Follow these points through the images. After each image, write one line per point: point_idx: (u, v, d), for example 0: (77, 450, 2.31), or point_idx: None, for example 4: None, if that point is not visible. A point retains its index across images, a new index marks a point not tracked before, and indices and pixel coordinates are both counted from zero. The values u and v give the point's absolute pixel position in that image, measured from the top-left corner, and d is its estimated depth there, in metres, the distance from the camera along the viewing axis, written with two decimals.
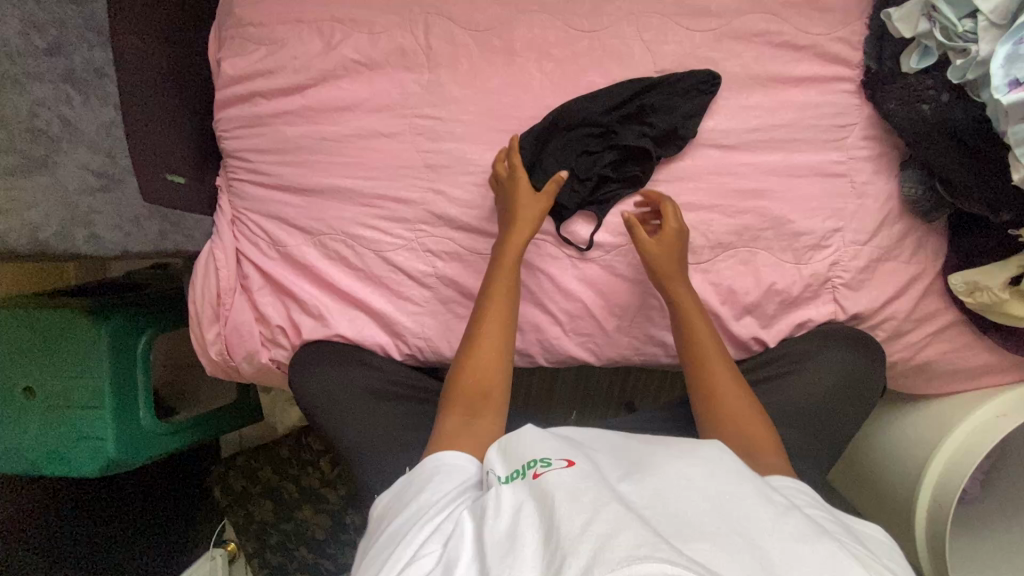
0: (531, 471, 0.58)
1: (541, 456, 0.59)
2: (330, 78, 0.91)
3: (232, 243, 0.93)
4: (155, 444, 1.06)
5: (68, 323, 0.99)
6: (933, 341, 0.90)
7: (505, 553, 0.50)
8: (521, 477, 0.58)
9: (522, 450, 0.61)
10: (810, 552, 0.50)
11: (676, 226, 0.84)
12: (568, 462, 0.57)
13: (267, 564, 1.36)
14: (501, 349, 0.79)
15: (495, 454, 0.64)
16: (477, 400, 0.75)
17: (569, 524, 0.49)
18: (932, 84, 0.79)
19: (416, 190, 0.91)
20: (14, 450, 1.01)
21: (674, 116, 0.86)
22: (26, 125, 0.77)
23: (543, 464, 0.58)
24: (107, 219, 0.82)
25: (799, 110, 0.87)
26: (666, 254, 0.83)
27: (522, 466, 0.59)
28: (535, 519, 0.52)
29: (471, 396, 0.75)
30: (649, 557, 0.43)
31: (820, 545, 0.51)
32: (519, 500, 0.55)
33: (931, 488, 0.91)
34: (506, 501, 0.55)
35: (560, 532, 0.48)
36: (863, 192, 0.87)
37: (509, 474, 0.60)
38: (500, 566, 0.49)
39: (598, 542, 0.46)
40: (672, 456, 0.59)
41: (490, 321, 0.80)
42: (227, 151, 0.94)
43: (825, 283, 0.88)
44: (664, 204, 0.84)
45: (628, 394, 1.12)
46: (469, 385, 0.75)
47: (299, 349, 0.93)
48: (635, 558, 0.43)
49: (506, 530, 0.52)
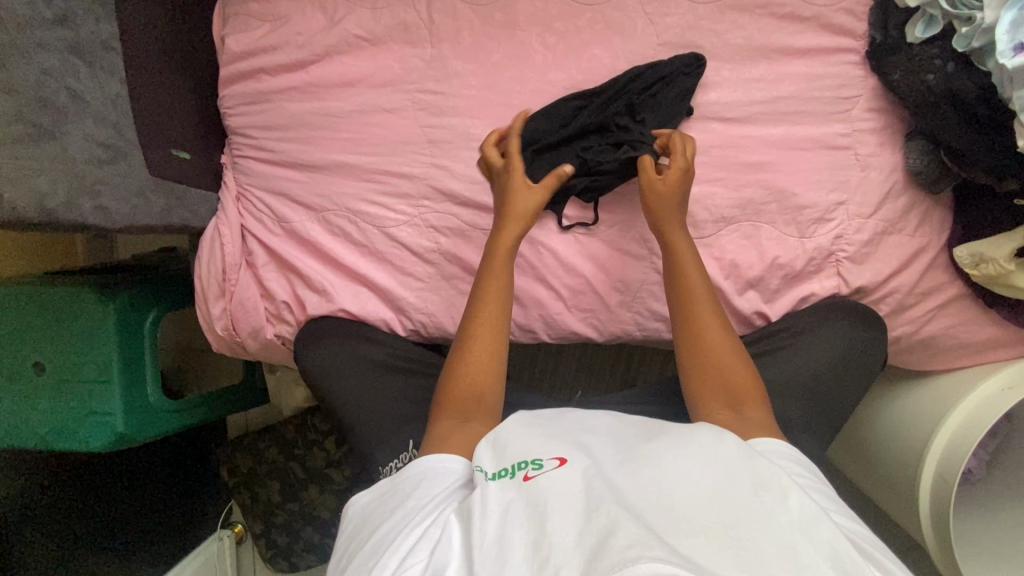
0: (520, 471, 0.60)
1: (531, 457, 0.60)
2: (332, 53, 0.92)
3: (237, 219, 0.94)
4: (162, 420, 1.07)
5: (76, 298, 1.00)
6: (937, 314, 0.90)
7: (496, 555, 0.52)
8: (510, 475, 0.60)
9: (510, 447, 0.63)
10: (802, 539, 0.52)
11: (682, 166, 0.80)
12: (559, 462, 0.59)
13: (273, 543, 1.38)
14: (491, 357, 0.76)
15: (484, 448, 0.65)
16: (471, 406, 0.73)
17: (560, 534, 0.51)
18: (937, 54, 0.79)
19: (419, 166, 0.91)
20: (24, 425, 1.02)
21: (660, 112, 0.86)
22: (35, 95, 0.76)
23: (533, 466, 0.59)
24: (113, 190, 0.82)
25: (802, 82, 0.87)
26: (665, 199, 0.81)
27: (511, 465, 0.61)
28: (524, 520, 0.54)
29: (465, 402, 0.73)
30: (640, 558, 0.45)
31: (812, 531, 0.53)
32: (507, 500, 0.57)
33: (934, 461, 0.91)
34: (494, 499, 0.57)
35: (553, 543, 0.51)
36: (867, 164, 0.86)
37: (496, 471, 0.61)
38: (490, 571, 0.51)
39: (587, 555, 0.48)
40: (667, 446, 0.60)
41: (484, 330, 0.78)
42: (231, 128, 0.95)
43: (828, 256, 0.88)
44: (676, 142, 0.81)
45: (634, 369, 1.11)
46: (462, 394, 0.74)
47: (304, 324, 0.94)
48: (627, 562, 0.46)
49: (496, 531, 0.54)
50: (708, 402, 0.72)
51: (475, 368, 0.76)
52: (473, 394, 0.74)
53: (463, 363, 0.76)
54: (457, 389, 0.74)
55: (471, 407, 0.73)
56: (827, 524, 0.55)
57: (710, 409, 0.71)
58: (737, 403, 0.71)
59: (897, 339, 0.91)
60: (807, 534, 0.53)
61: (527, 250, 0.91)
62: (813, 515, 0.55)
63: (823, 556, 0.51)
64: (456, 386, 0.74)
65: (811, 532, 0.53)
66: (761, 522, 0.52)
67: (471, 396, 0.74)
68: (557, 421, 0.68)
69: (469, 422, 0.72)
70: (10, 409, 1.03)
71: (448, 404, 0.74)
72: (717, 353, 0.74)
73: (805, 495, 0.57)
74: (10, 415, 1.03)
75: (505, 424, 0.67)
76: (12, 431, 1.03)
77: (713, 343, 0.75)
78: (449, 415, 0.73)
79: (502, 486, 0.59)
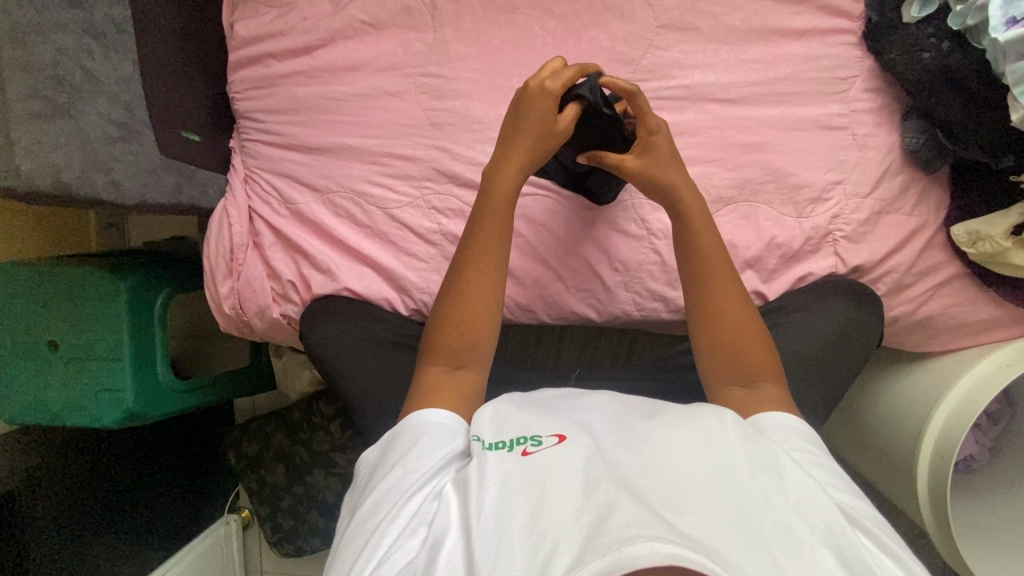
0: (519, 446, 0.61)
1: (532, 433, 0.62)
2: (337, 38, 0.94)
3: (245, 201, 0.97)
4: (171, 401, 1.09)
5: (89, 278, 1.03)
6: (936, 294, 0.90)
7: (494, 528, 0.53)
8: (509, 449, 0.60)
9: (509, 423, 0.64)
10: (798, 520, 0.53)
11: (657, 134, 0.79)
12: (559, 439, 0.60)
13: (279, 527, 1.40)
14: (486, 307, 0.76)
15: (484, 416, 0.66)
16: (464, 356, 0.74)
17: (558, 511, 0.52)
18: (932, 33, 0.81)
19: (422, 149, 0.93)
20: (40, 401, 1.06)
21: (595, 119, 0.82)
22: (52, 74, 0.79)
23: (534, 442, 0.61)
24: (125, 168, 0.85)
25: (799, 63, 0.88)
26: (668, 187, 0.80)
27: (509, 439, 0.62)
28: (522, 495, 0.55)
29: (457, 352, 0.74)
30: (640, 537, 0.47)
31: (809, 513, 0.55)
32: (505, 472, 0.58)
33: (933, 439, 0.91)
34: (493, 470, 0.58)
35: (552, 518, 0.52)
36: (864, 144, 0.87)
37: (494, 441, 0.62)
38: (487, 544, 0.52)
39: (587, 532, 0.50)
40: (672, 424, 0.61)
41: (481, 269, 0.77)
42: (239, 113, 0.98)
43: (825, 236, 0.89)
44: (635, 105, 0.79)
45: (634, 353, 1.13)
46: (454, 346, 0.74)
47: (309, 303, 0.96)
48: (627, 540, 0.47)
49: (494, 503, 0.55)
50: (722, 382, 0.73)
51: (470, 318, 0.75)
52: (467, 347, 0.74)
53: (459, 307, 0.76)
54: (450, 338, 0.74)
55: (462, 353, 0.74)
56: (825, 502, 0.56)
57: (724, 387, 0.73)
58: (750, 379, 0.72)
59: (895, 320, 0.91)
60: (806, 516, 0.54)
61: (527, 231, 0.93)
62: (811, 491, 0.57)
63: (821, 534, 0.53)
64: (449, 337, 0.74)
65: (809, 510, 0.55)
66: (760, 501, 0.54)
67: (465, 345, 0.74)
68: (557, 400, 0.70)
69: (458, 369, 0.74)
70: (27, 385, 1.06)
71: (441, 354, 0.74)
72: (734, 338, 0.74)
73: (805, 473, 0.59)
74: (28, 391, 1.06)
75: (505, 401, 0.68)
76: (29, 406, 1.06)
77: (729, 330, 0.74)
78: (440, 365, 0.74)
79: (500, 457, 0.59)
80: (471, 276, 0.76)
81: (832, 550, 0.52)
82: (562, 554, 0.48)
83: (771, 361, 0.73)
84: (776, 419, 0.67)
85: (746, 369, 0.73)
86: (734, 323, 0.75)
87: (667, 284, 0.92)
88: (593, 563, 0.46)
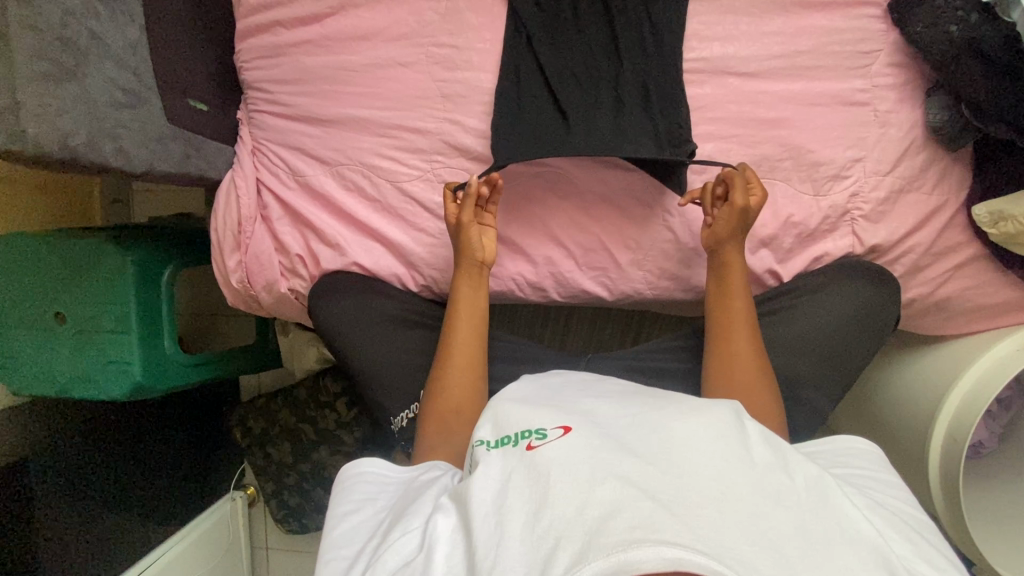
0: (523, 440, 0.63)
1: (536, 427, 0.63)
2: (348, 6, 0.92)
3: (253, 173, 0.96)
4: (178, 375, 1.09)
5: (94, 250, 1.02)
6: (954, 276, 0.89)
7: (496, 526, 0.56)
8: (513, 444, 0.63)
9: (512, 418, 0.66)
10: (812, 522, 0.54)
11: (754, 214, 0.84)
12: (563, 431, 0.62)
13: (285, 504, 1.41)
14: (469, 378, 0.85)
15: (484, 421, 0.68)
16: (453, 425, 0.82)
17: (561, 505, 0.54)
18: (960, 5, 0.79)
19: (433, 121, 0.92)
20: (48, 372, 1.06)
21: None
22: (57, 35, 0.76)
23: (538, 436, 0.62)
24: (132, 135, 0.84)
25: (822, 35, 0.85)
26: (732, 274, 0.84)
27: (512, 434, 0.64)
28: (524, 489, 0.57)
29: (447, 417, 0.82)
30: (644, 542, 0.48)
31: (823, 513, 0.56)
32: (509, 468, 0.60)
33: (946, 422, 0.91)
34: (497, 467, 0.61)
35: (556, 513, 0.53)
36: (886, 121, 0.85)
37: (496, 439, 0.65)
38: (489, 541, 0.55)
39: (589, 528, 0.51)
40: (680, 417, 0.62)
41: (460, 350, 0.86)
42: (247, 83, 0.96)
43: (844, 215, 0.87)
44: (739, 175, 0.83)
45: (643, 332, 1.12)
46: (446, 412, 0.82)
47: (317, 280, 0.96)
48: (631, 543, 0.49)
49: (494, 500, 0.58)
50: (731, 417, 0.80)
51: (459, 391, 0.84)
52: (455, 412, 0.83)
53: (445, 380, 0.84)
54: (442, 409, 0.83)
55: (451, 421, 0.82)
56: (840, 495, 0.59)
57: None
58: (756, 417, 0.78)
59: (911, 302, 0.90)
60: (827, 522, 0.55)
61: (538, 207, 0.91)
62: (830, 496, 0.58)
63: (838, 539, 0.54)
64: (440, 407, 0.83)
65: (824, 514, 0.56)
66: (771, 502, 0.55)
67: (453, 413, 0.82)
68: (563, 392, 0.72)
69: (451, 433, 0.81)
70: (35, 356, 1.06)
71: (434, 418, 0.82)
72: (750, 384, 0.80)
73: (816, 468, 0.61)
74: (37, 363, 1.06)
75: (505, 398, 0.71)
76: (38, 377, 1.06)
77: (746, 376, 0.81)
78: (433, 429, 0.82)
79: (505, 453, 0.62)
80: (451, 350, 0.86)
81: (851, 552, 0.53)
82: (564, 551, 0.50)
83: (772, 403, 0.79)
84: (837, 442, 0.75)
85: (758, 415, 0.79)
86: (746, 372, 0.81)
87: (680, 263, 0.91)
88: (596, 561, 0.48)
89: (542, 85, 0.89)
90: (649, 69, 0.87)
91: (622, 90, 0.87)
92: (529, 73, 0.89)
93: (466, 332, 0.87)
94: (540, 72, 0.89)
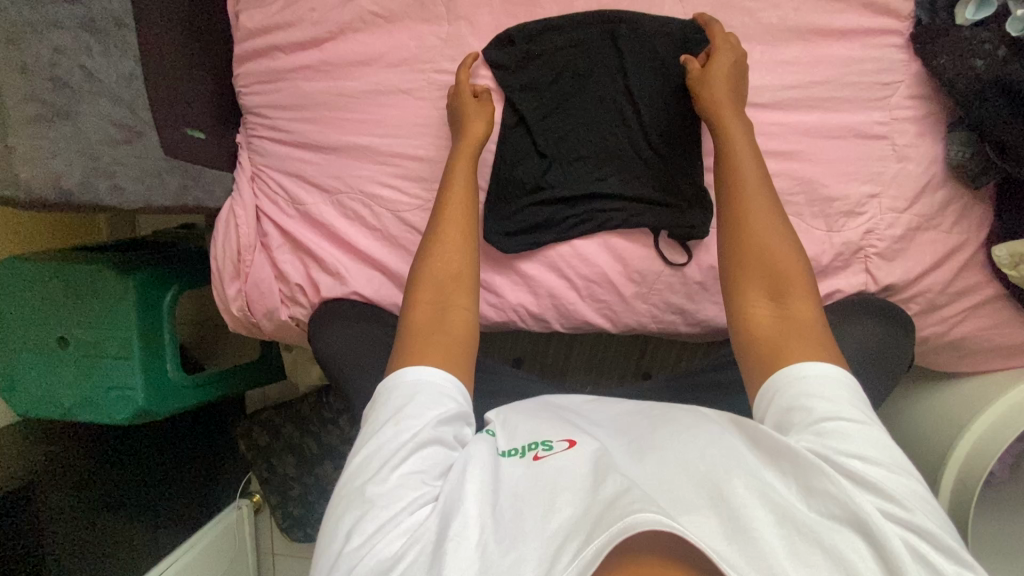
0: (531, 451, 0.59)
1: (541, 439, 0.60)
2: (347, 30, 0.89)
3: (252, 201, 0.95)
4: (179, 395, 1.09)
5: (95, 275, 1.02)
6: (970, 315, 0.86)
7: (508, 519, 0.53)
8: (519, 455, 0.59)
9: (520, 429, 0.62)
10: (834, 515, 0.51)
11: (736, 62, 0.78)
12: (568, 444, 0.59)
13: (289, 515, 1.40)
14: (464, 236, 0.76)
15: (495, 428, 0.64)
16: (449, 289, 0.72)
17: (568, 506, 0.52)
18: (986, 38, 0.75)
19: (435, 150, 0.89)
20: (50, 396, 1.06)
21: None
22: (48, 74, 0.76)
23: (544, 447, 0.59)
24: (129, 171, 0.83)
25: (839, 65, 0.82)
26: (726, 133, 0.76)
27: (521, 446, 0.60)
28: (533, 495, 0.54)
29: (441, 282, 0.72)
30: (644, 508, 0.47)
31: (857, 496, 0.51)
32: (516, 477, 0.56)
33: (958, 466, 0.88)
34: (504, 478, 0.57)
35: (562, 515, 0.51)
36: (904, 155, 0.82)
37: (507, 450, 0.61)
38: (496, 536, 0.51)
39: (596, 518, 0.49)
40: (693, 426, 0.58)
41: (454, 206, 0.77)
42: (247, 107, 0.94)
43: (858, 251, 0.84)
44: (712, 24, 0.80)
45: (646, 359, 1.10)
46: (438, 276, 0.73)
47: (316, 308, 0.94)
48: (628, 513, 0.47)
49: (507, 499, 0.55)
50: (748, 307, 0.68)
51: (454, 254, 0.74)
52: (452, 274, 0.73)
53: (437, 245, 0.75)
54: (435, 269, 0.73)
55: (445, 288, 0.72)
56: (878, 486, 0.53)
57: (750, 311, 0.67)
58: (781, 298, 0.66)
59: (925, 339, 0.87)
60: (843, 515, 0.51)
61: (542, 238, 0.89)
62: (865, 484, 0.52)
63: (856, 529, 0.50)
64: (433, 271, 0.73)
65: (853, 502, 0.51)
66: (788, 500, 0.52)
67: (447, 277, 0.73)
68: (567, 412, 0.68)
69: (446, 302, 0.71)
70: (37, 381, 1.07)
71: (425, 282, 0.72)
72: (763, 261, 0.69)
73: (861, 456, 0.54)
74: (39, 388, 1.07)
75: (514, 411, 0.67)
76: (40, 402, 1.07)
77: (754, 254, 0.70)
78: (427, 298, 0.71)
79: (511, 464, 0.58)
80: (444, 211, 0.77)
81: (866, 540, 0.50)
82: (571, 542, 0.48)
83: (804, 276, 0.68)
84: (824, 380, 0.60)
85: (783, 284, 0.67)
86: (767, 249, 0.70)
87: (688, 297, 0.88)
88: (600, 536, 0.46)
89: (550, 116, 0.87)
90: (661, 102, 0.85)
91: (631, 124, 0.86)
92: (535, 104, 0.87)
93: (461, 185, 0.79)
94: (546, 103, 0.87)
